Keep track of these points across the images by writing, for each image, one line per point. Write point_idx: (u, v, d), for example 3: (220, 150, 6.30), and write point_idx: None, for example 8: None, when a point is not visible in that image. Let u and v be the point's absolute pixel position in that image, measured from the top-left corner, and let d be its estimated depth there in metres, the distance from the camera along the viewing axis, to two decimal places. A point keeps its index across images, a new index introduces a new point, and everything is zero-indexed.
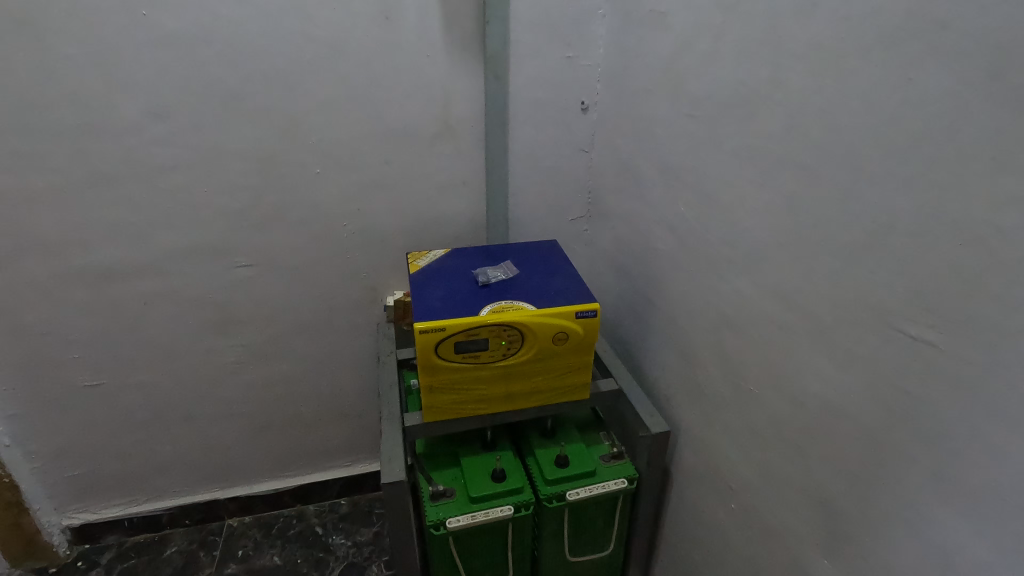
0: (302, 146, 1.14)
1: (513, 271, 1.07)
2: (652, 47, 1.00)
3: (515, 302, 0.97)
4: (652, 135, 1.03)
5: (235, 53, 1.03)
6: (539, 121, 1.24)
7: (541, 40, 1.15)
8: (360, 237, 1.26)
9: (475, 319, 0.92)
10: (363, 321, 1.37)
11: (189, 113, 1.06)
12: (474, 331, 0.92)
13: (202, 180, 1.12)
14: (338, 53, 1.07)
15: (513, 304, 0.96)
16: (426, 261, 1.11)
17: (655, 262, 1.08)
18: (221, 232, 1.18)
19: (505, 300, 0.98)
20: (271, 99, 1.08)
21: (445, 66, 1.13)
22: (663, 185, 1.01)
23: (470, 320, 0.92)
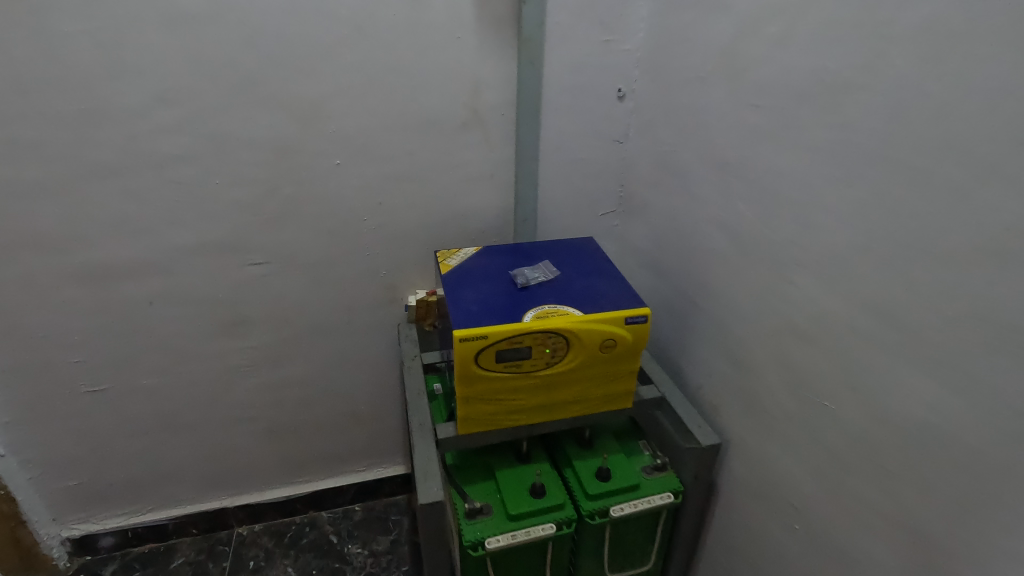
0: (322, 135, 1.05)
1: (553, 272, 0.99)
2: (707, 31, 0.92)
3: (560, 307, 0.90)
4: (703, 127, 0.95)
5: (250, 32, 0.94)
6: (572, 111, 1.15)
7: (579, 22, 1.06)
8: (380, 233, 1.18)
9: (520, 326, 0.85)
10: (381, 321, 1.29)
11: (200, 99, 0.97)
12: (517, 338, 0.85)
13: (213, 171, 1.03)
14: (362, 34, 0.98)
15: (557, 309, 0.89)
16: (457, 260, 1.03)
17: (702, 264, 1.01)
18: (234, 227, 1.09)
19: (548, 305, 0.90)
20: (290, 84, 0.99)
21: (476, 49, 1.05)
22: (716, 181, 0.94)
23: (514, 326, 0.85)
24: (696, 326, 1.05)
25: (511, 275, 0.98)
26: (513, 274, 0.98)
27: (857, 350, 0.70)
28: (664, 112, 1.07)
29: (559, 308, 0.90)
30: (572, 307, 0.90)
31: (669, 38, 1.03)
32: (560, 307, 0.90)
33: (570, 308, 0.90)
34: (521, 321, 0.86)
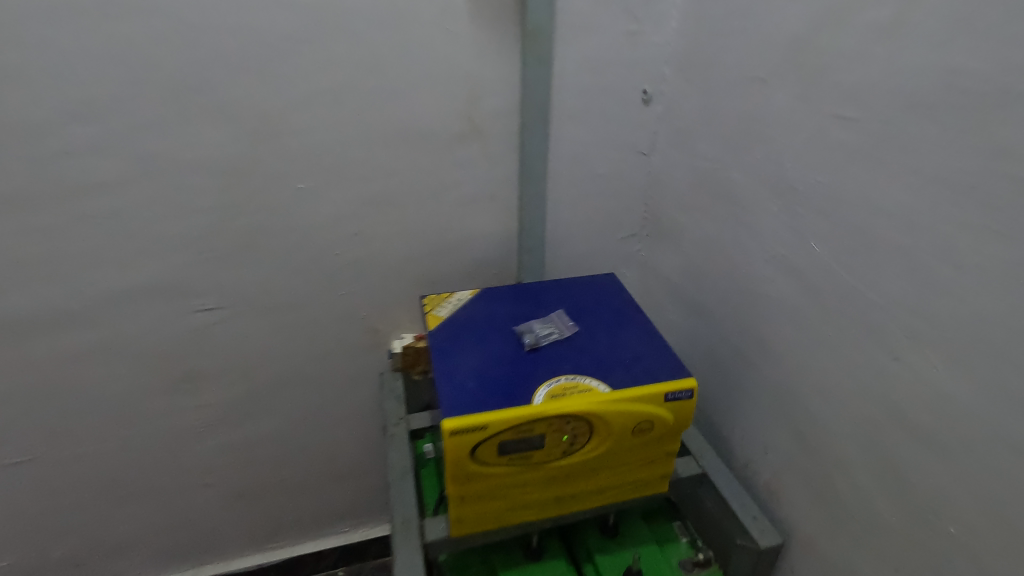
0: (280, 155, 0.84)
1: (569, 327, 0.79)
2: (771, 17, 0.70)
3: (581, 380, 0.69)
4: (761, 142, 0.74)
5: (180, 25, 0.72)
6: (589, 118, 0.95)
7: (599, 8, 0.85)
8: (357, 269, 0.98)
9: (529, 410, 0.65)
10: (362, 369, 1.09)
11: (121, 112, 0.76)
12: (526, 427, 0.65)
13: (146, 201, 0.82)
14: (326, 27, 0.77)
15: (578, 384, 0.69)
16: (448, 310, 0.83)
17: (758, 312, 0.80)
18: (177, 266, 0.89)
19: (565, 376, 0.70)
20: (237, 91, 0.78)
21: (471, 44, 0.84)
22: (778, 212, 0.73)
23: (521, 412, 0.65)
24: (750, 387, 0.84)
25: (517, 332, 0.78)
26: (518, 331, 0.77)
27: (1010, 462, 0.50)
28: (704, 120, 0.86)
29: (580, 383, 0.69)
30: (597, 381, 0.69)
31: (712, 28, 0.82)
32: (581, 380, 0.69)
33: (593, 382, 0.69)
34: (531, 402, 0.66)
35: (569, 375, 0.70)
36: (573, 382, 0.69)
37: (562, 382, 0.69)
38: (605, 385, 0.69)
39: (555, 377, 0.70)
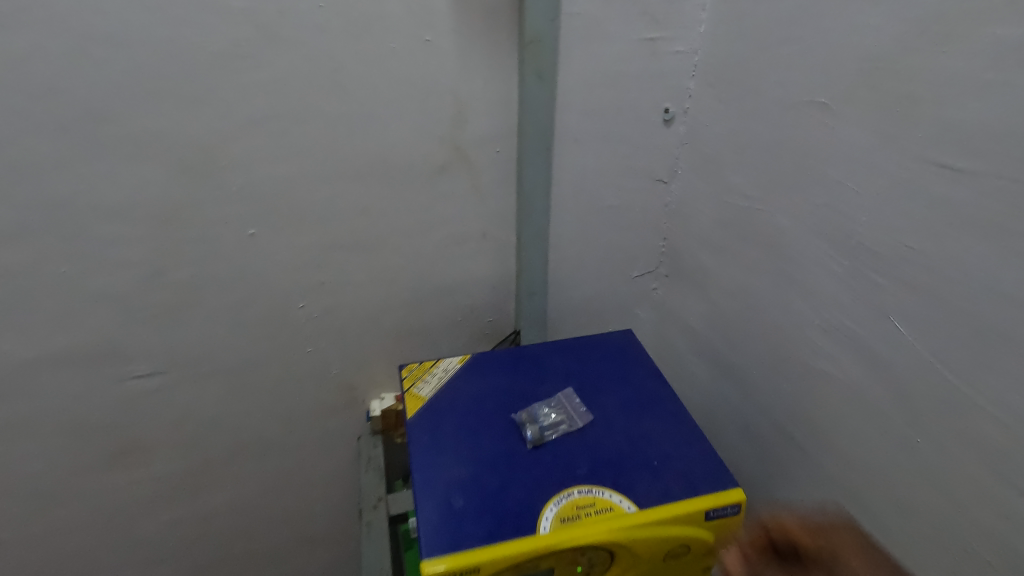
0: (220, 195, 0.68)
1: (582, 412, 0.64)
2: (841, 26, 0.54)
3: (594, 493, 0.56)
4: (818, 184, 0.58)
5: (78, 38, 0.55)
6: (599, 142, 0.79)
7: (613, 11, 0.69)
8: (324, 322, 0.82)
9: (534, 543, 0.51)
10: (335, 431, 0.94)
11: (6, 148, 0.58)
12: (531, 563, 0.51)
13: (52, 255, 0.66)
14: (271, 39, 0.60)
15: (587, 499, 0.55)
16: (430, 388, 0.67)
17: (813, 391, 0.65)
18: (100, 330, 0.73)
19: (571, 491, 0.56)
20: (161, 120, 0.62)
21: (456, 57, 0.68)
22: (841, 274, 0.57)
23: (524, 545, 0.51)
24: (798, 474, 0.70)
25: (516, 419, 0.63)
26: (518, 420, 0.63)
27: None
28: (738, 148, 0.70)
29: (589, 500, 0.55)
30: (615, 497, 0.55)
31: (752, 37, 0.65)
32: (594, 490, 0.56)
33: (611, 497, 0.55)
34: (537, 530, 0.52)
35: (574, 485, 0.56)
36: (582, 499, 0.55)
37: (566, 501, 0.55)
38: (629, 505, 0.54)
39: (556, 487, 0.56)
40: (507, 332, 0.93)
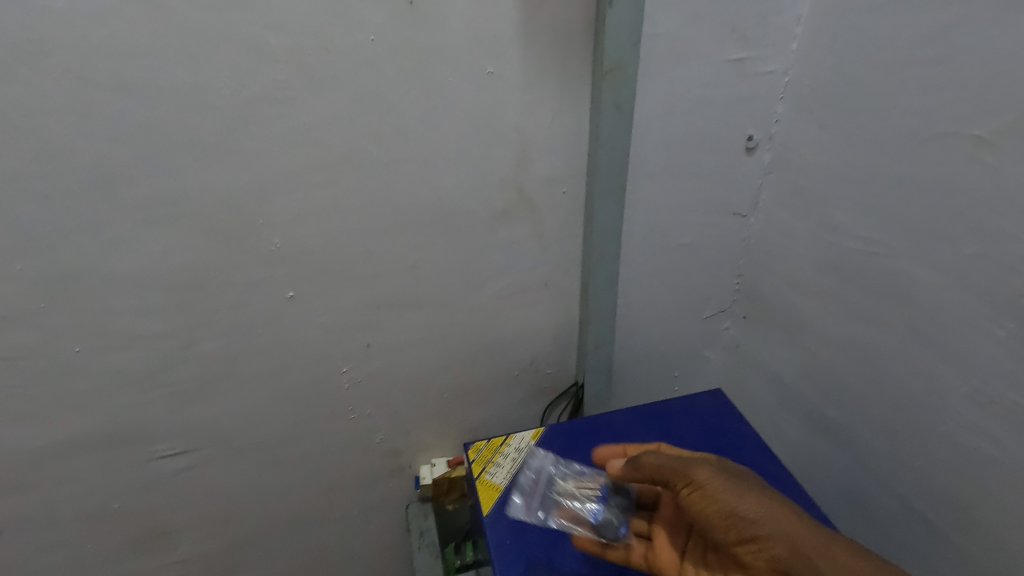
0: (258, 255, 0.59)
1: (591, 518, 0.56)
2: (1009, 46, 0.45)
3: (568, 514, 0.57)
4: (970, 232, 0.51)
5: (90, 88, 0.46)
6: (676, 177, 0.70)
7: (699, 30, 0.60)
8: (370, 386, 0.74)
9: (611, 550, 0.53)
10: (379, 498, 0.85)
11: (14, 218, 0.49)
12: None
13: (67, 333, 0.56)
14: (315, 79, 0.52)
15: (559, 495, 0.59)
16: (503, 477, 0.62)
17: (954, 465, 0.56)
18: (120, 411, 0.63)
19: (564, 477, 0.61)
20: (190, 176, 0.53)
21: (521, 91, 0.59)
22: (1004, 340, 0.50)
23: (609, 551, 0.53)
24: (933, 558, 0.61)
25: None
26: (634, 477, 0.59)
27: None
28: (851, 184, 0.61)
29: (543, 485, 0.61)
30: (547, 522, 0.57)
31: (870, 56, 0.56)
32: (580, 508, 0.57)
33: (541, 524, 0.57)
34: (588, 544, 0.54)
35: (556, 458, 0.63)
36: (545, 464, 0.63)
37: (543, 456, 0.63)
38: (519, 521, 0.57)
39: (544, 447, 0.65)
40: (569, 384, 0.85)
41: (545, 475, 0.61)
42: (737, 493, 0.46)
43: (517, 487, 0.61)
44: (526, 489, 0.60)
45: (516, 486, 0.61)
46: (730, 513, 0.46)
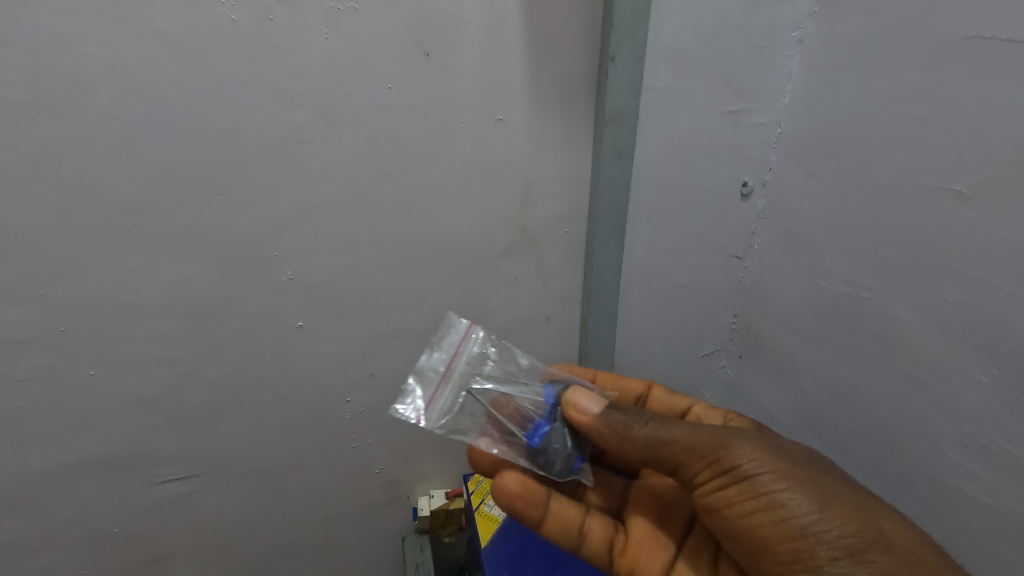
0: (270, 285, 0.61)
1: (523, 445, 0.57)
2: (987, 108, 0.48)
3: (489, 432, 0.57)
4: (953, 281, 0.53)
5: (124, 127, 0.49)
6: (673, 219, 0.73)
7: (696, 84, 0.64)
8: (372, 415, 0.75)
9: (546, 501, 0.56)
10: (376, 528, 0.86)
11: (40, 246, 0.51)
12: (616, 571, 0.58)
13: (82, 357, 0.58)
14: (334, 122, 0.55)
15: (486, 409, 0.58)
16: (502, 507, 0.71)
17: (941, 506, 0.58)
18: (127, 435, 0.64)
19: (491, 387, 0.59)
20: (211, 208, 0.55)
21: (527, 136, 0.62)
22: (989, 386, 0.52)
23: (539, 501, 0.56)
24: None
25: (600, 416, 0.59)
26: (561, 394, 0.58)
27: None
28: (839, 230, 0.64)
29: (462, 385, 0.59)
30: (464, 435, 0.57)
31: (856, 112, 0.60)
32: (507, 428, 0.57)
33: (454, 431, 0.57)
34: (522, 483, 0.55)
35: (480, 353, 0.61)
36: (468, 358, 0.60)
37: (467, 348, 0.61)
38: (433, 426, 0.56)
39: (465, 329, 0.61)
40: None
41: (466, 371, 0.60)
42: (802, 508, 0.46)
43: (430, 377, 0.59)
44: (440, 379, 0.59)
45: (429, 379, 0.59)
46: (795, 533, 0.45)
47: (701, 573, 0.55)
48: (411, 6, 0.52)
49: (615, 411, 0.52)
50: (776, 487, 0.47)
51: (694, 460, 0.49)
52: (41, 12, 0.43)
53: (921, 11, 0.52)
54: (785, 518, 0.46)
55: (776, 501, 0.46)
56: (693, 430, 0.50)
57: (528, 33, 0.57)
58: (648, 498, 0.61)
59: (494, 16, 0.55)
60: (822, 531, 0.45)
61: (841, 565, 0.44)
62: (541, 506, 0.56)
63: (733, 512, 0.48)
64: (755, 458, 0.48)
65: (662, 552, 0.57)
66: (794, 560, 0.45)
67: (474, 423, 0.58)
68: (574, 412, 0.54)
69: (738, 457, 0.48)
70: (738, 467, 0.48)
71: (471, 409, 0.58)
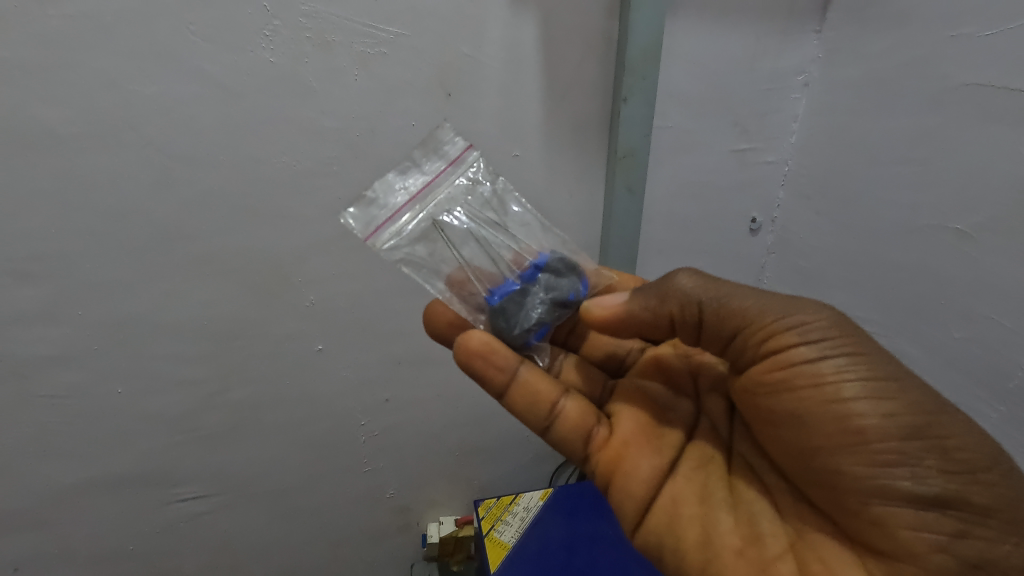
0: (293, 311, 0.64)
1: (482, 302, 0.49)
2: (986, 150, 0.50)
3: (448, 275, 0.50)
4: (959, 318, 0.54)
5: (165, 159, 0.52)
6: (682, 253, 0.75)
7: (704, 124, 0.66)
8: (385, 438, 0.77)
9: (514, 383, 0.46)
10: (385, 553, 0.87)
11: (83, 269, 0.55)
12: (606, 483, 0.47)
13: (113, 376, 0.61)
14: (360, 156, 0.58)
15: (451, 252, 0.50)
16: (512, 533, 0.72)
17: None
18: (147, 453, 0.66)
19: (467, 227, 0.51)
20: (241, 237, 0.58)
21: (542, 171, 0.65)
22: (997, 423, 0.52)
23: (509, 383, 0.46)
24: None
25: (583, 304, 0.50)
26: (550, 267, 0.49)
27: None
28: (846, 266, 0.66)
29: (431, 213, 0.51)
30: (416, 270, 0.49)
31: (861, 152, 0.62)
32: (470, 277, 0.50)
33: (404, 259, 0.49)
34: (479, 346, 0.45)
35: (468, 186, 0.52)
36: (447, 190, 0.52)
37: (450, 178, 0.52)
38: (382, 250, 0.49)
39: (457, 153, 0.52)
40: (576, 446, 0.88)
41: (441, 201, 0.51)
42: (912, 404, 0.36)
43: (400, 194, 0.50)
44: (408, 200, 0.51)
45: (396, 199, 0.50)
46: (899, 433, 0.36)
47: (705, 487, 0.45)
48: (436, 50, 0.55)
49: (650, 287, 0.44)
50: (880, 376, 0.37)
51: (775, 328, 0.39)
52: (99, 55, 0.47)
53: (921, 59, 0.55)
54: (892, 413, 0.36)
55: (881, 391, 0.37)
56: (771, 296, 0.41)
57: (545, 74, 0.60)
58: (638, 393, 0.51)
59: (513, 58, 0.58)
60: (933, 436, 0.36)
61: (951, 480, 0.35)
62: (510, 369, 0.46)
63: (816, 397, 0.38)
64: (848, 338, 0.39)
65: (652, 458, 0.46)
66: (893, 462, 0.35)
67: (433, 261, 0.50)
68: (596, 312, 0.44)
69: (830, 331, 0.39)
70: (833, 346, 0.38)
71: (433, 245, 0.50)
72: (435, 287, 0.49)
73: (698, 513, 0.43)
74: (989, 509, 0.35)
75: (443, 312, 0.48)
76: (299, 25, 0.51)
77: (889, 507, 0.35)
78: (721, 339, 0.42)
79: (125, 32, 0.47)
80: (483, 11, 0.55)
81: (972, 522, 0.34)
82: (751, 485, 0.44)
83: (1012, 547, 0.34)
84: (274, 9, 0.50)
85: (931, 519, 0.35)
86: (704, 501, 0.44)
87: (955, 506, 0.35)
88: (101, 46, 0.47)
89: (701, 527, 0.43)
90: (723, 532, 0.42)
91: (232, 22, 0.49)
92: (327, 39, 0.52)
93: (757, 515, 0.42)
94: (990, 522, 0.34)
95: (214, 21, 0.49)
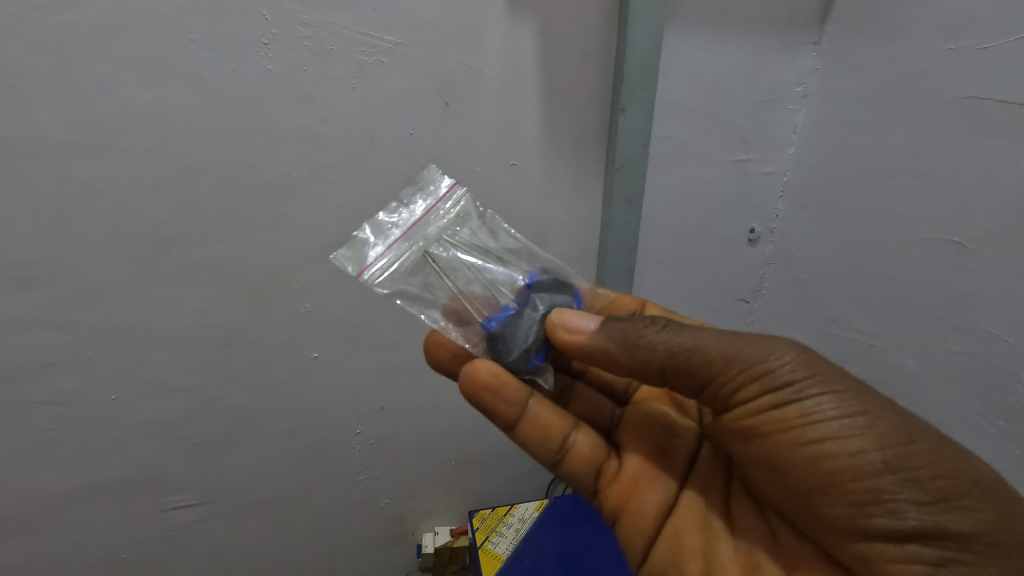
0: (289, 318, 0.64)
1: (479, 329, 0.47)
2: (984, 163, 0.50)
3: (443, 307, 0.47)
4: (957, 331, 0.54)
5: (162, 165, 0.52)
6: (681, 263, 0.75)
7: (703, 135, 0.66)
8: (381, 447, 0.76)
9: (525, 420, 0.45)
10: (381, 562, 0.87)
11: (78, 275, 0.54)
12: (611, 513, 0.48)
13: (107, 382, 0.60)
14: (359, 165, 0.58)
15: (447, 283, 0.47)
16: (506, 544, 0.71)
17: None
18: (142, 460, 0.66)
19: (462, 256, 0.49)
20: (239, 244, 0.58)
21: (540, 181, 0.65)
22: (995, 437, 0.52)
23: (521, 420, 0.45)
24: None
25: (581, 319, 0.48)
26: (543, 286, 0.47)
27: None
28: (845, 279, 0.66)
29: (421, 246, 0.48)
30: (411, 305, 0.46)
31: (861, 164, 0.62)
32: (467, 306, 0.47)
33: (398, 292, 0.46)
34: (484, 385, 0.43)
35: (459, 218, 0.50)
36: (438, 223, 0.49)
37: (439, 212, 0.50)
38: (374, 285, 0.46)
39: (445, 189, 0.51)
40: None
41: (432, 234, 0.49)
42: (880, 438, 0.35)
43: (390, 230, 0.48)
44: (400, 236, 0.48)
45: (386, 236, 0.48)
46: (872, 469, 0.34)
47: (705, 517, 0.46)
48: (435, 60, 0.56)
49: (616, 323, 0.40)
50: (851, 411, 0.36)
51: (733, 369, 0.38)
52: (97, 62, 0.47)
53: (918, 72, 0.55)
54: (861, 451, 0.35)
55: (850, 428, 0.35)
56: (731, 334, 0.39)
57: (543, 85, 0.60)
58: (642, 425, 0.51)
59: (512, 69, 0.58)
60: (907, 468, 0.34)
61: (928, 511, 0.33)
62: (520, 403, 0.44)
63: (785, 439, 0.37)
64: (813, 368, 0.37)
65: (655, 489, 0.47)
66: (869, 501, 0.34)
67: (429, 294, 0.47)
68: (564, 336, 0.41)
69: (792, 368, 0.37)
70: (801, 385, 0.37)
71: (427, 278, 0.47)
72: (433, 319, 0.47)
73: (699, 544, 0.45)
74: (971, 535, 0.33)
75: (446, 345, 0.49)
76: (299, 33, 0.51)
77: (874, 546, 0.35)
78: (686, 388, 0.41)
79: (124, 40, 0.47)
80: (481, 21, 0.55)
81: (954, 550, 0.33)
82: (749, 513, 0.45)
83: (999, 570, 0.32)
84: (274, 18, 0.50)
85: (914, 552, 0.34)
86: (704, 531, 0.45)
87: (936, 536, 0.33)
88: (101, 53, 0.47)
89: (702, 559, 0.44)
90: (724, 562, 0.43)
91: (230, 29, 0.49)
92: (325, 47, 0.52)
93: (754, 547, 0.43)
94: (973, 548, 0.33)
95: (212, 29, 0.49)
